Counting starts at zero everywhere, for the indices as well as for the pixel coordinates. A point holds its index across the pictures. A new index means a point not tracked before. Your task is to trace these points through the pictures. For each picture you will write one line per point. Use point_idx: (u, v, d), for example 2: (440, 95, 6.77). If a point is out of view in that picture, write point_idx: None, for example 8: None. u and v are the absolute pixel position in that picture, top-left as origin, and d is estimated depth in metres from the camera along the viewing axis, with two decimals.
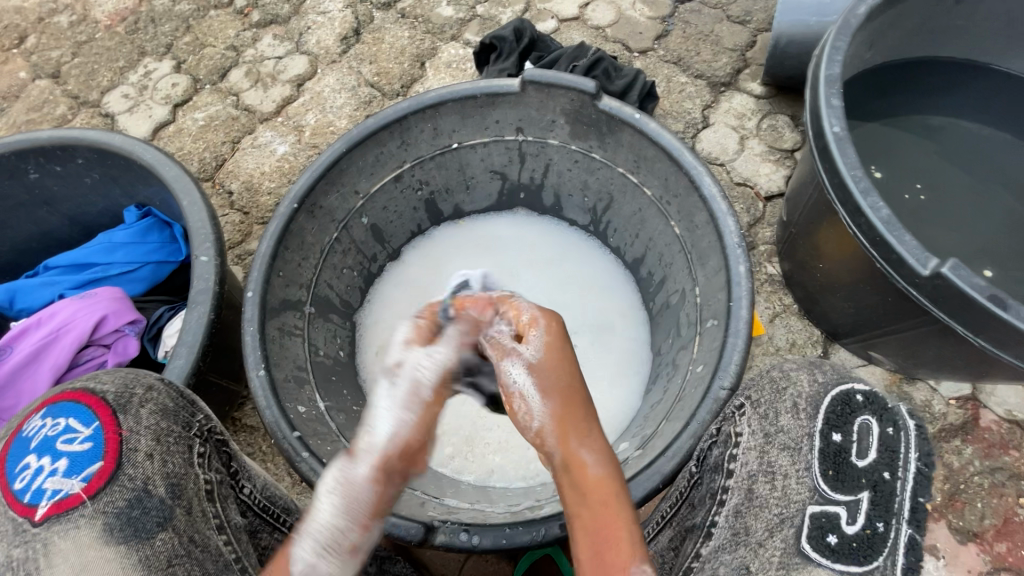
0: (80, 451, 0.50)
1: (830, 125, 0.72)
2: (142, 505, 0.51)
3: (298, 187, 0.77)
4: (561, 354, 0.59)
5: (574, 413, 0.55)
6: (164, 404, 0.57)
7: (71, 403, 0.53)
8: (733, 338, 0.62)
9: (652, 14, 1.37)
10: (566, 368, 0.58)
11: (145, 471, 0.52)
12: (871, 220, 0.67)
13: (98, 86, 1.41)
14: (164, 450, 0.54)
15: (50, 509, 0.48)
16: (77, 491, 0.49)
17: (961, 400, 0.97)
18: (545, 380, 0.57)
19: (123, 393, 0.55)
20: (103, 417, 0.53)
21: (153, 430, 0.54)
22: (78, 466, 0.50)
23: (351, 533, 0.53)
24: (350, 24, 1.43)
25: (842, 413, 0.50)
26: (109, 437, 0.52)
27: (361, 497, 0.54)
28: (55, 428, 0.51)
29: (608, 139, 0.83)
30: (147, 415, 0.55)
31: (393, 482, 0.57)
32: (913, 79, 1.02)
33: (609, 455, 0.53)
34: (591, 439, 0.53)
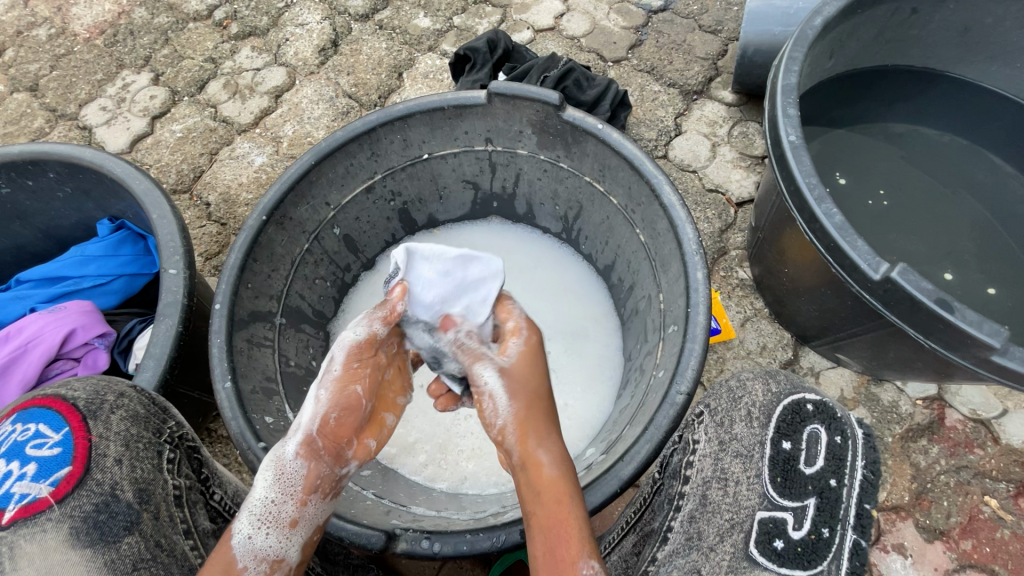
0: (49, 456, 0.50)
1: (786, 134, 0.74)
2: (109, 509, 0.51)
3: (267, 199, 0.78)
4: (535, 365, 0.64)
5: (535, 419, 0.61)
6: (135, 410, 0.58)
7: (42, 409, 0.53)
8: (691, 343, 0.63)
9: (625, 25, 1.40)
10: (536, 380, 0.64)
11: (113, 476, 0.52)
12: (825, 227, 0.68)
13: (76, 99, 1.42)
14: (133, 456, 0.54)
15: (17, 513, 0.47)
16: (44, 496, 0.49)
17: (927, 400, 0.99)
18: (515, 388, 0.62)
19: (94, 399, 0.56)
20: (72, 422, 0.53)
21: (123, 436, 0.55)
22: (46, 471, 0.50)
23: (286, 506, 0.56)
24: (328, 35, 1.45)
25: (792, 420, 0.52)
26: (79, 443, 0.52)
27: (291, 472, 0.57)
28: (24, 433, 0.51)
29: (574, 149, 0.84)
30: (117, 421, 0.55)
31: (324, 457, 0.60)
32: (875, 87, 1.05)
33: (563, 458, 0.58)
34: (548, 441, 0.59)
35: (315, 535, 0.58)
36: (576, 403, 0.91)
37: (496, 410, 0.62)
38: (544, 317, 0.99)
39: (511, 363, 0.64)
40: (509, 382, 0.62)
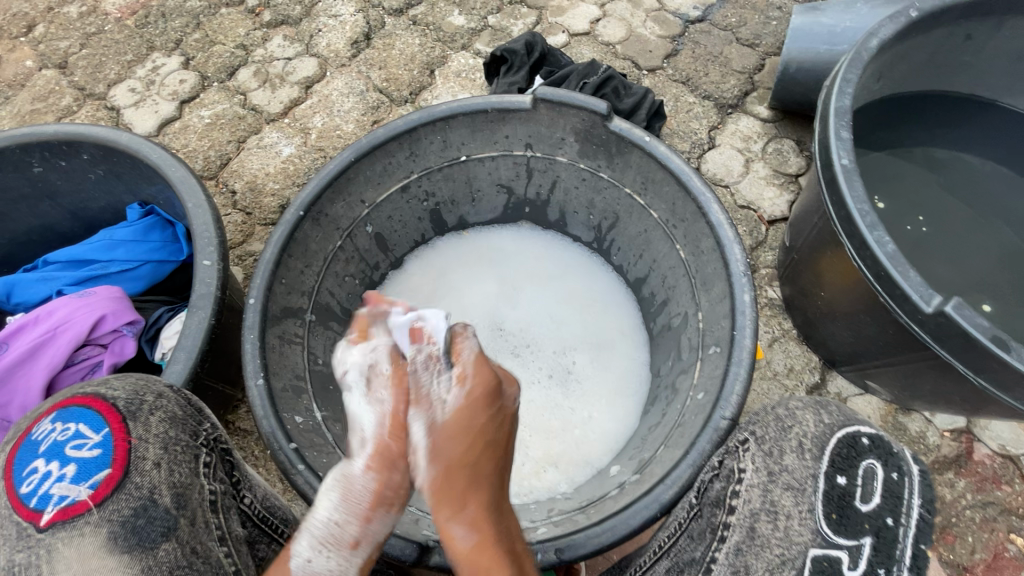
0: (89, 458, 0.49)
1: (839, 157, 0.72)
2: (147, 514, 0.49)
3: (304, 194, 0.77)
4: (466, 413, 0.57)
5: (451, 486, 0.54)
6: (173, 411, 0.55)
7: (82, 408, 0.51)
8: (736, 367, 0.62)
9: (662, 33, 1.38)
10: (467, 433, 0.57)
11: (152, 480, 0.50)
12: (876, 255, 0.67)
13: (105, 79, 1.41)
14: (172, 459, 0.52)
15: (56, 516, 0.47)
16: (83, 499, 0.48)
17: (955, 432, 0.98)
18: (438, 450, 0.56)
19: (134, 399, 0.53)
20: (112, 423, 0.51)
21: (162, 439, 0.53)
22: (85, 473, 0.48)
23: (350, 526, 0.53)
24: (362, 28, 1.43)
25: (847, 455, 0.48)
26: (118, 444, 0.50)
27: (358, 489, 0.55)
28: (65, 433, 0.49)
29: (617, 160, 0.83)
30: (157, 422, 0.53)
31: (394, 467, 0.56)
32: (918, 111, 1.03)
33: (480, 526, 0.52)
34: (468, 508, 0.53)
35: (374, 552, 0.55)
36: (600, 416, 0.90)
37: (415, 469, 0.56)
38: (571, 327, 0.98)
39: (441, 414, 0.58)
40: (431, 442, 0.56)
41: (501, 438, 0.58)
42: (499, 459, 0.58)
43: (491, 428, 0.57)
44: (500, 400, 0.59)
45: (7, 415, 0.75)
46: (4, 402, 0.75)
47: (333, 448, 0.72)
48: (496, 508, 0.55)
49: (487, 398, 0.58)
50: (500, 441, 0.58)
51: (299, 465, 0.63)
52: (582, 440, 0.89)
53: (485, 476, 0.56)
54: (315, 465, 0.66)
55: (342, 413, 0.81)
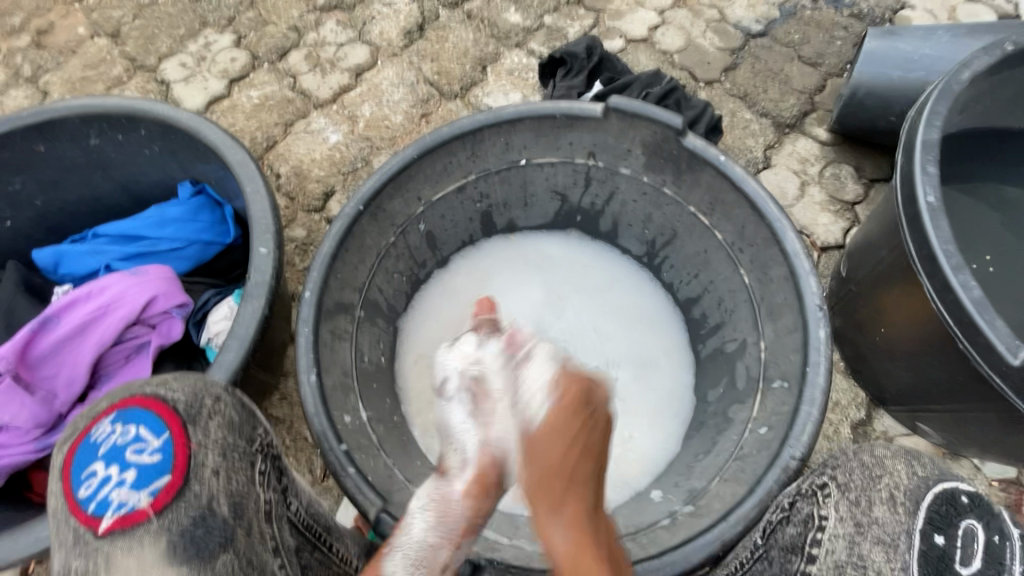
0: (148, 464, 0.43)
1: (924, 193, 0.69)
2: (206, 523, 0.43)
3: (365, 188, 0.76)
4: (557, 423, 0.56)
5: (551, 484, 0.53)
6: (231, 416, 0.49)
7: (142, 408, 0.45)
8: (808, 407, 0.59)
9: (722, 46, 1.35)
10: (561, 436, 0.55)
11: (211, 489, 0.44)
12: (960, 299, 0.64)
13: (156, 52, 1.40)
14: (230, 467, 0.46)
15: (115, 523, 0.42)
16: (143, 506, 0.42)
17: (1004, 482, 0.94)
18: (533, 455, 0.55)
19: (193, 401, 0.47)
20: (173, 427, 0.45)
21: (220, 444, 0.47)
22: (145, 479, 0.43)
23: (442, 551, 0.54)
24: (415, 18, 1.41)
25: (946, 514, 0.43)
26: (178, 450, 0.44)
27: (455, 512, 0.57)
28: (125, 436, 0.43)
29: (685, 177, 0.80)
30: (216, 429, 0.47)
31: (487, 496, 0.59)
32: (994, 146, 0.99)
33: (580, 525, 0.51)
34: (566, 507, 0.52)
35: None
36: (642, 437, 0.88)
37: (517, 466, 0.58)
38: (616, 342, 0.95)
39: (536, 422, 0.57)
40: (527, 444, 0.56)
41: (597, 445, 0.55)
42: (595, 463, 0.55)
43: (589, 428, 0.56)
44: (590, 407, 0.57)
45: (51, 387, 0.75)
46: (51, 374, 0.75)
47: (378, 450, 0.71)
48: (594, 512, 0.52)
49: (585, 395, 0.58)
50: (594, 443, 0.55)
51: (349, 467, 0.62)
52: (621, 459, 0.87)
53: (581, 478, 0.53)
54: (363, 468, 0.65)
55: (384, 413, 0.80)
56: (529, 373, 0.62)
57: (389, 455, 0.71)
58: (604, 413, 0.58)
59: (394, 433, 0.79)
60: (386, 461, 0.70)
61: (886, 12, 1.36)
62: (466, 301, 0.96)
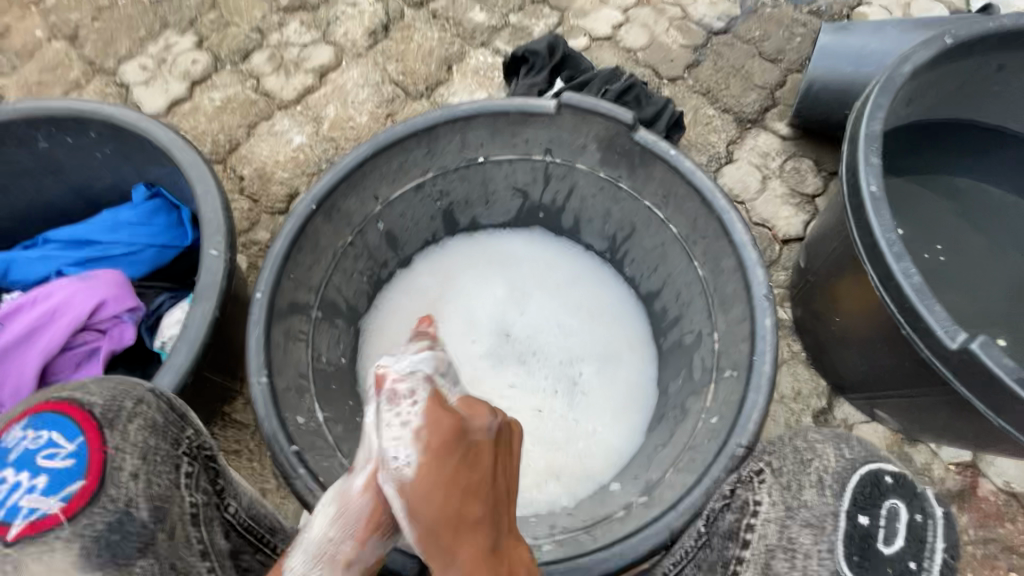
0: (61, 468, 0.42)
1: (868, 183, 0.71)
2: (123, 529, 0.42)
3: (317, 187, 0.75)
4: (431, 470, 0.49)
5: (437, 536, 0.48)
6: (153, 419, 0.48)
7: (55, 413, 0.44)
8: (754, 394, 0.61)
9: (685, 43, 1.36)
10: (439, 484, 0.49)
11: (129, 493, 0.43)
12: (901, 286, 0.66)
13: (116, 54, 1.38)
14: (151, 470, 0.45)
15: (24, 530, 0.40)
16: (54, 512, 0.41)
17: (961, 466, 0.96)
18: (416, 508, 0.49)
19: (112, 405, 0.46)
20: (88, 431, 0.44)
21: (140, 448, 0.45)
22: (58, 485, 0.41)
23: (344, 544, 0.51)
24: (380, 18, 1.40)
25: (870, 493, 0.44)
26: (93, 454, 0.43)
27: (353, 509, 0.52)
28: (36, 441, 0.42)
29: (639, 171, 0.82)
30: (135, 431, 0.46)
31: (392, 491, 0.53)
32: (944, 138, 1.01)
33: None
34: (457, 560, 0.48)
35: (368, 575, 0.53)
36: (605, 432, 0.88)
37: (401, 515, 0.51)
38: (580, 337, 0.95)
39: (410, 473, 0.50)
40: (407, 499, 0.49)
41: (489, 470, 0.51)
42: (485, 499, 0.50)
43: (463, 469, 0.50)
44: (464, 441, 0.51)
45: None
46: None
47: (334, 450, 0.70)
48: (492, 546, 0.49)
49: (452, 432, 0.51)
50: (481, 474, 0.50)
51: (300, 468, 0.62)
52: (585, 453, 0.87)
53: (477, 520, 0.49)
54: (315, 469, 0.65)
55: (344, 413, 0.79)
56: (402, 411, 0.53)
57: (345, 455, 0.71)
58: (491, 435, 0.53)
59: (353, 433, 0.78)
60: (341, 461, 0.69)
61: (844, 9, 1.39)
62: (430, 300, 0.96)
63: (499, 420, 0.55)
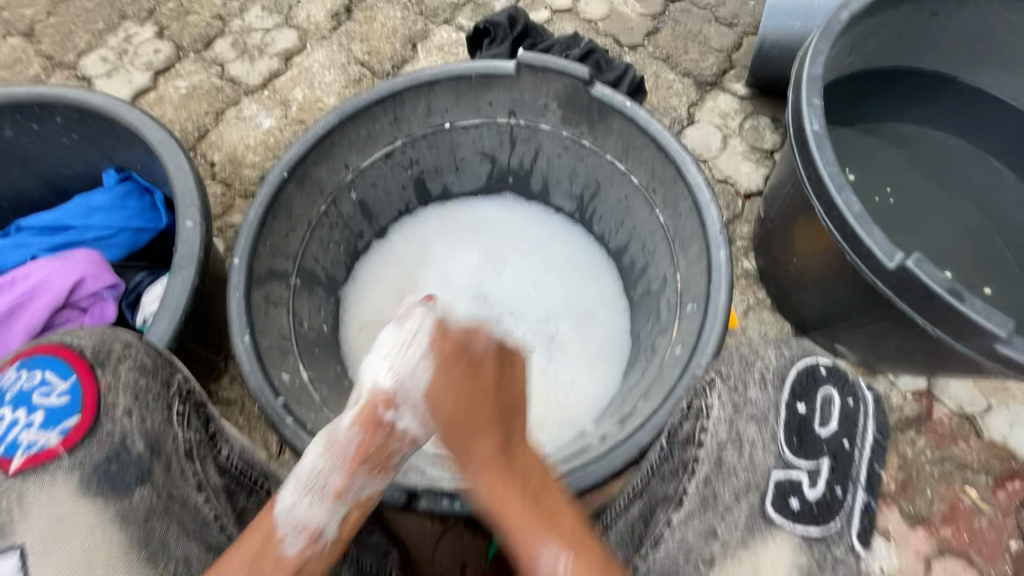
0: (56, 405, 0.47)
1: (810, 123, 0.75)
2: (120, 460, 0.47)
3: (288, 156, 0.77)
4: (441, 378, 0.57)
5: (454, 436, 0.54)
6: (142, 360, 0.52)
7: (48, 356, 0.49)
8: (711, 320, 0.66)
9: (643, 11, 1.39)
10: (450, 389, 0.56)
11: (123, 428, 0.48)
12: (844, 215, 0.71)
13: (74, 47, 1.36)
14: (144, 407, 0.50)
15: (26, 462, 0.46)
16: (53, 445, 0.46)
17: (917, 393, 1.02)
18: (433, 415, 0.55)
19: (101, 347, 0.51)
20: (80, 371, 0.49)
21: (132, 387, 0.50)
22: (54, 420, 0.47)
23: (335, 475, 0.53)
24: (342, 0, 1.41)
25: (806, 383, 0.50)
26: (87, 392, 0.48)
27: (342, 440, 0.55)
28: (31, 381, 0.48)
29: (599, 126, 0.85)
30: (126, 372, 0.50)
31: (380, 426, 0.56)
32: (888, 86, 1.06)
33: (483, 477, 0.51)
34: (472, 459, 0.51)
35: (359, 509, 0.55)
36: (582, 381, 0.91)
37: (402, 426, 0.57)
38: (555, 294, 0.99)
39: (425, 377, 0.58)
40: (427, 401, 0.56)
41: (492, 382, 0.56)
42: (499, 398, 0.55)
43: (470, 375, 0.56)
44: (466, 357, 0.58)
45: None
46: None
47: (321, 406, 0.74)
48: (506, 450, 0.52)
49: (457, 348, 0.59)
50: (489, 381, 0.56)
51: (288, 418, 0.65)
52: (566, 402, 0.90)
53: (490, 417, 0.53)
54: (303, 420, 0.68)
55: (327, 375, 0.82)
56: (411, 339, 0.60)
57: (332, 411, 0.74)
58: (494, 352, 0.59)
59: (339, 394, 0.81)
60: (328, 415, 0.73)
61: None
62: (408, 268, 0.98)
63: (497, 342, 0.60)
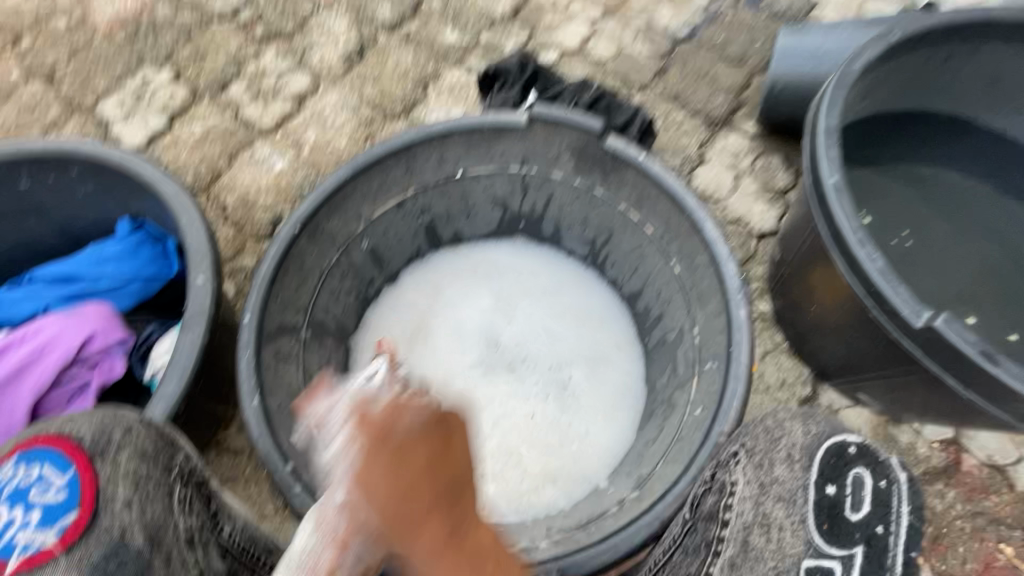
0: (54, 501, 0.47)
1: (829, 175, 0.75)
2: (118, 557, 0.47)
3: (301, 210, 0.77)
4: (371, 457, 0.47)
5: (394, 520, 0.45)
6: (143, 447, 0.53)
7: (44, 448, 0.50)
8: (733, 383, 0.64)
9: (652, 51, 1.40)
10: (380, 465, 0.46)
11: (124, 521, 0.49)
12: (867, 271, 0.70)
13: (93, 92, 1.39)
14: (144, 498, 0.50)
15: (22, 563, 0.45)
16: (50, 545, 0.46)
17: (944, 443, 0.98)
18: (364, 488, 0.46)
19: (101, 436, 0.52)
20: (79, 463, 0.50)
21: (132, 477, 0.51)
22: (52, 517, 0.47)
23: (324, 559, 0.46)
24: (354, 44, 1.44)
25: (836, 464, 0.52)
26: (86, 485, 0.49)
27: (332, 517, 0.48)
28: (28, 476, 0.48)
29: (611, 177, 0.85)
30: (126, 460, 0.51)
31: None
32: (903, 130, 1.05)
33: (433, 561, 0.43)
34: (417, 541, 0.44)
35: None
36: (594, 432, 0.88)
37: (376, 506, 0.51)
38: (568, 340, 0.96)
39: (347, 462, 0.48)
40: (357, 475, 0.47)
41: (429, 453, 0.47)
42: (434, 470, 0.47)
43: (406, 452, 0.46)
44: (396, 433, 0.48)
45: None
46: None
47: None
48: (453, 532, 0.45)
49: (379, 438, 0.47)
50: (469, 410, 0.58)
51: (297, 487, 0.64)
52: (580, 453, 0.87)
53: (424, 504, 0.45)
54: None
55: None
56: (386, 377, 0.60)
57: None
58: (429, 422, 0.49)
59: None
60: None
61: (801, 11, 1.44)
62: (419, 313, 0.97)
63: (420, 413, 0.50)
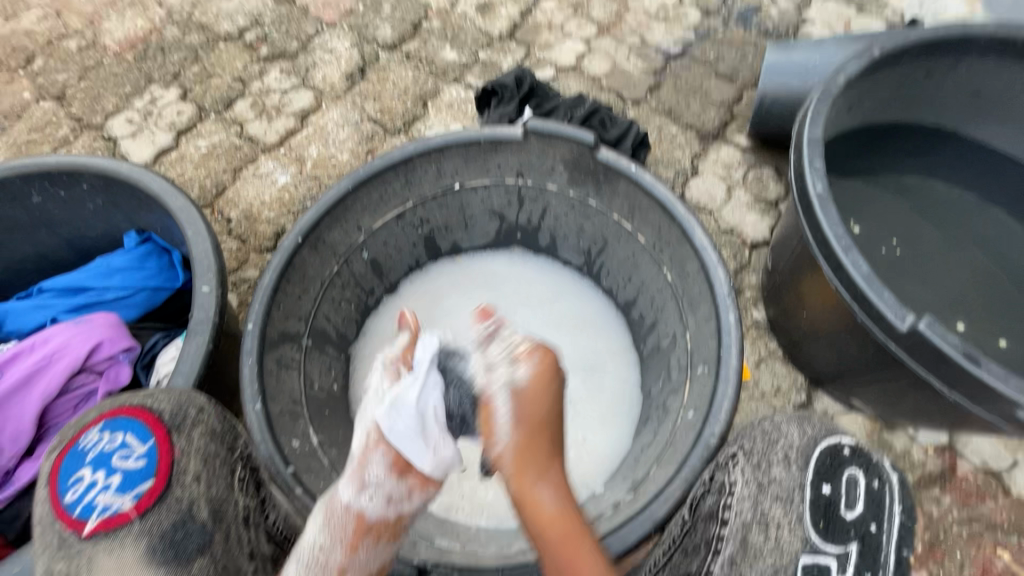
0: (133, 468, 0.55)
1: (813, 184, 0.77)
2: (185, 526, 0.55)
3: (303, 222, 0.80)
4: (545, 390, 0.64)
5: (535, 449, 0.61)
6: (212, 427, 0.62)
7: (127, 418, 0.58)
8: (723, 385, 0.66)
9: (645, 68, 1.44)
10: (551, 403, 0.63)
11: (191, 493, 0.56)
12: (852, 276, 0.72)
13: (102, 110, 1.43)
14: (211, 473, 0.59)
15: (100, 522, 0.53)
16: (126, 508, 0.54)
17: (939, 449, 0.99)
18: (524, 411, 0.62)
19: (177, 413, 0.60)
20: (157, 435, 0.58)
21: (202, 452, 0.59)
22: (129, 483, 0.55)
23: (336, 553, 0.58)
24: (356, 62, 1.48)
25: (830, 465, 0.53)
26: (161, 456, 0.57)
27: (340, 513, 0.60)
28: (114, 443, 0.57)
29: (605, 188, 0.88)
30: (197, 437, 0.60)
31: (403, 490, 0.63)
32: (888, 142, 1.08)
33: (563, 491, 0.59)
34: (552, 474, 0.60)
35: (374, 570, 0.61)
36: (591, 438, 0.90)
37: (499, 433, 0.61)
38: (565, 348, 0.98)
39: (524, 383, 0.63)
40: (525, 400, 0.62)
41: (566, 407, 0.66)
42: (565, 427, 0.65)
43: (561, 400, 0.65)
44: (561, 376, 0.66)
45: None
46: None
47: (329, 472, 0.74)
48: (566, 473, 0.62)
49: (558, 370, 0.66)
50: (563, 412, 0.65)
51: (297, 488, 0.66)
52: (577, 459, 0.88)
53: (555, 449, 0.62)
54: (311, 488, 0.69)
55: (337, 437, 0.83)
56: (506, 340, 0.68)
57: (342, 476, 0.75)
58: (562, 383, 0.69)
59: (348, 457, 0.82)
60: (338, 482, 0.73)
61: (790, 28, 1.48)
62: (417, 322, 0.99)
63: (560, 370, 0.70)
